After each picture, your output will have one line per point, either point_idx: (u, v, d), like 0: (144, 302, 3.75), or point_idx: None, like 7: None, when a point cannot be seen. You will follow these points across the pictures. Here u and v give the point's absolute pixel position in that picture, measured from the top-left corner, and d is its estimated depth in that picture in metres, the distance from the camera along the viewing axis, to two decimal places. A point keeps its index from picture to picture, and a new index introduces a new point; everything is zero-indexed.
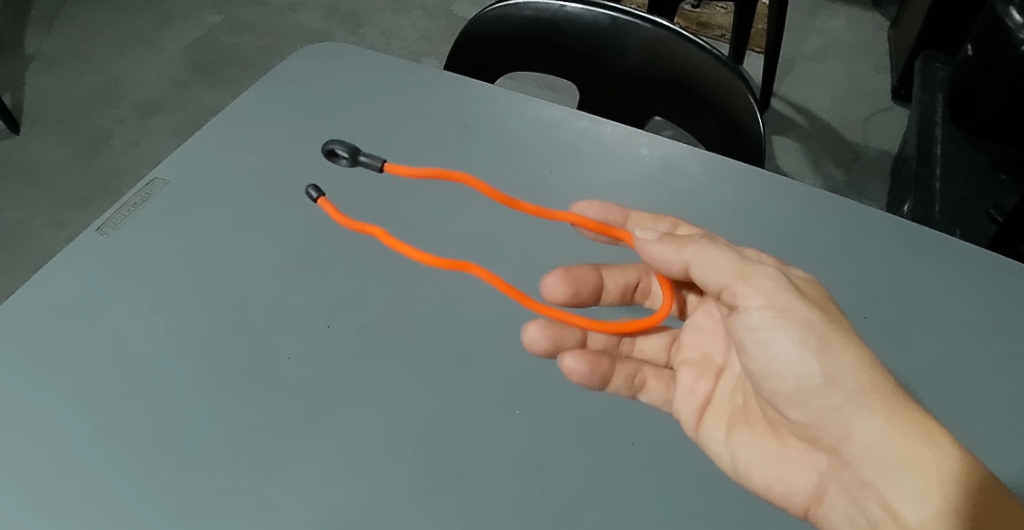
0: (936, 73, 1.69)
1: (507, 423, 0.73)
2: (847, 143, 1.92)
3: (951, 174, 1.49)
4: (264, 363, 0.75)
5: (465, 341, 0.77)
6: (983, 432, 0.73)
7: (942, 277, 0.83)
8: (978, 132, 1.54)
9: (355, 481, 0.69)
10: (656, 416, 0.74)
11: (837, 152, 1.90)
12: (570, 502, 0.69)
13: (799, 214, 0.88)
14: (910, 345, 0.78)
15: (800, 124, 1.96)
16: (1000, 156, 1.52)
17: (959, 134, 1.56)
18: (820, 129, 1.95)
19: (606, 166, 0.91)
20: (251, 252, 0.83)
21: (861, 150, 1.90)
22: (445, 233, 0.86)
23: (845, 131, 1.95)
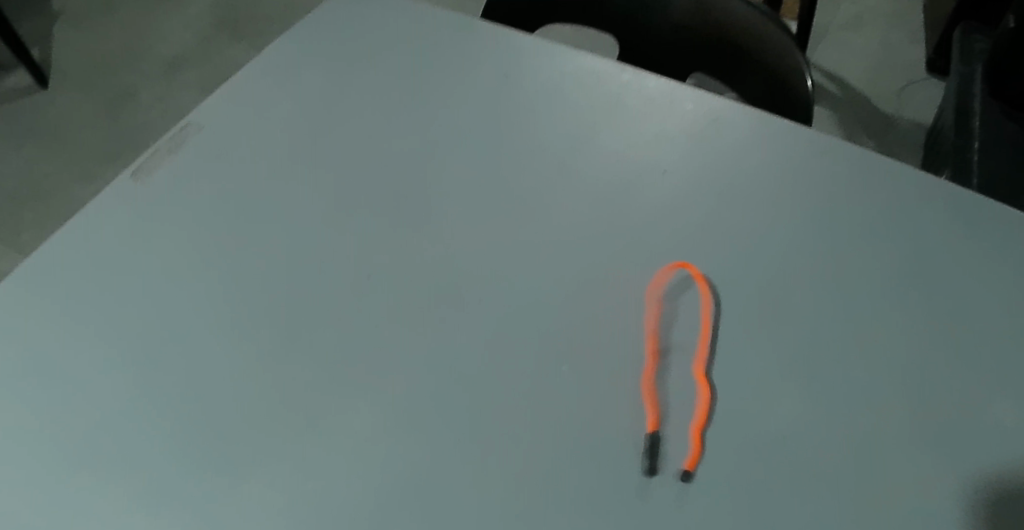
0: (975, 43, 1.63)
1: (547, 379, 0.71)
2: (880, 112, 1.89)
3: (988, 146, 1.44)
4: (304, 313, 0.74)
5: (502, 297, 0.76)
6: None
7: (998, 243, 0.78)
8: (1016, 105, 1.49)
9: (396, 439, 0.68)
10: (708, 378, 0.71)
11: (868, 120, 1.88)
12: (607, 462, 0.67)
13: (856, 174, 0.82)
14: (970, 310, 0.74)
15: (832, 92, 1.95)
16: None
17: (998, 107, 1.50)
18: (853, 99, 1.93)
19: (651, 124, 0.86)
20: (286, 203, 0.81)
21: (893, 120, 1.88)
22: (483, 186, 0.83)
23: (876, 102, 1.92)
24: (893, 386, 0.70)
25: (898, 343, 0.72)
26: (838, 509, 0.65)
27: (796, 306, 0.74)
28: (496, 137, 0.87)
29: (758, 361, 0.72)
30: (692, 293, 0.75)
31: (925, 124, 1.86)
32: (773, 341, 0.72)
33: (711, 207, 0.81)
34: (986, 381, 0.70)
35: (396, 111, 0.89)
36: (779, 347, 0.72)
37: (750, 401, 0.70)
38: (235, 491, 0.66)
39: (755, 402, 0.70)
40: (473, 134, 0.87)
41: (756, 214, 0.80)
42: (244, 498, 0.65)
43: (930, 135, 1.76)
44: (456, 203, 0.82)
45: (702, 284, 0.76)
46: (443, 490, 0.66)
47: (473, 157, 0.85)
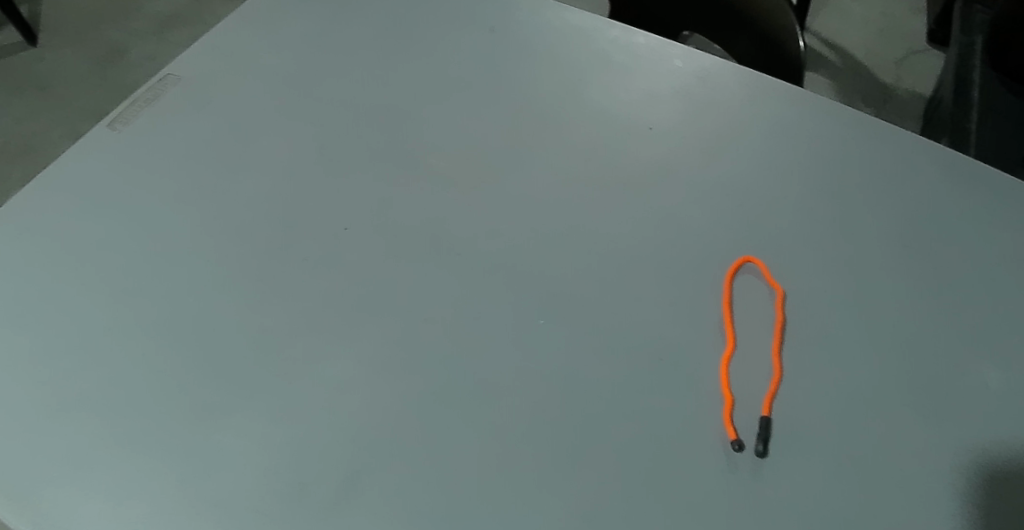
0: (976, 14, 1.58)
1: (528, 330, 0.68)
2: (879, 81, 1.86)
3: (991, 120, 1.39)
4: (279, 265, 0.71)
5: (485, 244, 0.72)
6: None
7: (995, 205, 0.76)
8: (1016, 76, 1.45)
9: (371, 388, 0.64)
10: (700, 335, 0.68)
11: (868, 89, 1.85)
12: (593, 414, 0.64)
13: (848, 135, 0.81)
14: (965, 271, 0.72)
15: (832, 60, 1.91)
16: None
17: (997, 78, 1.46)
18: (853, 67, 1.90)
19: (638, 80, 0.84)
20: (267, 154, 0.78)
21: (892, 90, 1.84)
22: (468, 135, 0.80)
23: (877, 72, 1.88)
24: (884, 345, 0.68)
25: (888, 304, 0.70)
26: (833, 471, 0.62)
27: (788, 264, 0.72)
28: (482, 87, 0.83)
29: (745, 318, 0.69)
30: (682, 248, 0.73)
31: (925, 95, 1.83)
32: (763, 301, 0.70)
33: (699, 163, 0.79)
34: (977, 342, 0.69)
35: (382, 60, 0.86)
36: (768, 307, 0.70)
37: (738, 361, 0.67)
38: (200, 444, 0.62)
39: (746, 361, 0.67)
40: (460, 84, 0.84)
41: (747, 173, 0.78)
42: (209, 452, 0.62)
43: (930, 104, 1.71)
44: (441, 154, 0.78)
45: (692, 240, 0.74)
46: (421, 445, 0.62)
47: (459, 107, 0.82)
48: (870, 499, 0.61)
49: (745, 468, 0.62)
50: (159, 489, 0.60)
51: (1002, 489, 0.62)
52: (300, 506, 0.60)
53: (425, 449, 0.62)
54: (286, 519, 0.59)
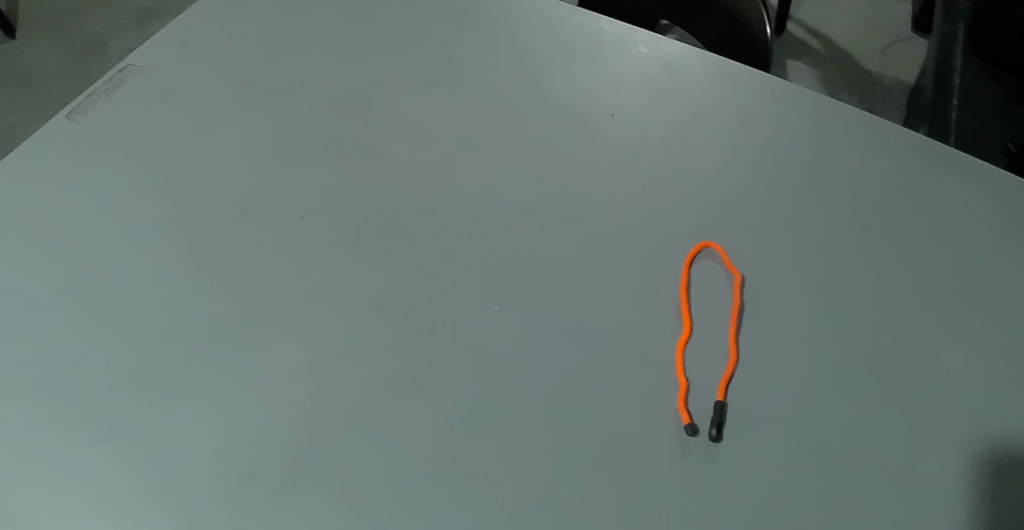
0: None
1: (483, 318, 0.67)
2: (863, 69, 1.86)
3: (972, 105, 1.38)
4: (234, 254, 0.71)
5: (442, 232, 0.72)
6: (986, 344, 0.68)
7: (955, 190, 0.76)
8: (998, 64, 1.44)
9: (324, 375, 0.64)
10: (656, 320, 0.68)
11: (851, 77, 1.85)
12: (547, 401, 0.64)
13: (809, 122, 0.81)
14: (922, 255, 0.73)
15: (815, 49, 1.91)
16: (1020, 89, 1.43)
17: (979, 66, 1.45)
18: (837, 55, 1.90)
19: (603, 67, 0.83)
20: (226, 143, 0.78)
21: (876, 78, 1.84)
22: (429, 120, 0.79)
23: (861, 60, 1.88)
24: (837, 331, 0.68)
25: (842, 291, 0.71)
26: (784, 455, 0.63)
27: (746, 251, 0.73)
28: (445, 72, 0.83)
29: (703, 303, 0.70)
30: (641, 234, 0.73)
31: (909, 82, 1.83)
32: (719, 287, 0.70)
33: (662, 149, 0.78)
34: (931, 327, 0.69)
35: (345, 46, 0.84)
36: (725, 293, 0.70)
37: (694, 346, 0.67)
38: (150, 434, 0.62)
39: (702, 346, 0.67)
40: (422, 70, 0.83)
41: (708, 159, 0.78)
42: (159, 441, 0.62)
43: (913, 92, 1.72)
44: (400, 142, 0.77)
45: (653, 226, 0.73)
46: (371, 434, 0.62)
47: (420, 93, 0.81)
48: (820, 483, 0.62)
49: (697, 453, 0.62)
50: (106, 480, 0.60)
51: (950, 472, 0.62)
52: (249, 496, 0.60)
53: (375, 438, 0.62)
54: (235, 509, 0.59)
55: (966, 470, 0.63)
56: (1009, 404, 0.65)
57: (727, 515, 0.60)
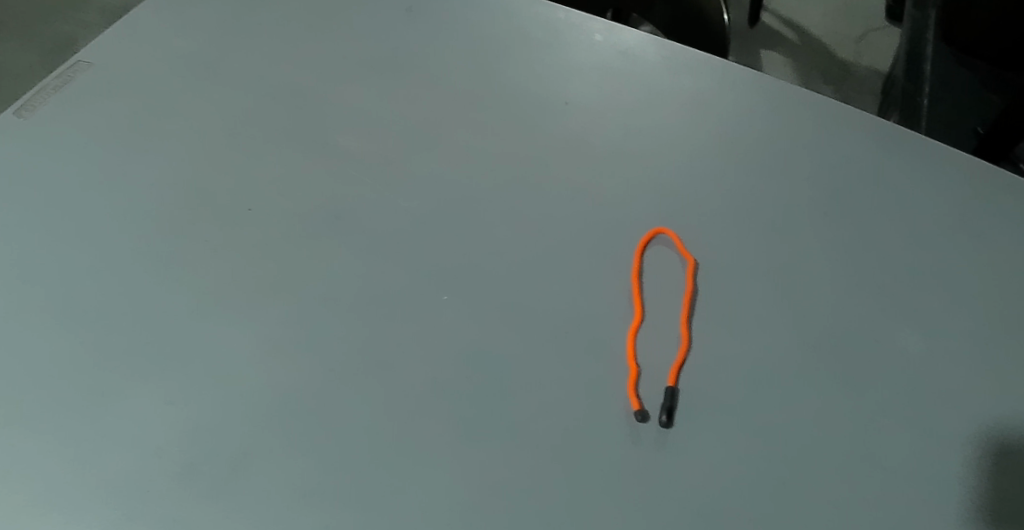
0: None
1: (430, 307, 0.67)
2: (837, 59, 1.87)
3: (943, 91, 1.36)
4: (181, 248, 0.70)
5: (389, 223, 0.71)
6: (936, 325, 0.69)
7: (908, 174, 0.77)
8: (971, 50, 1.39)
9: (269, 368, 0.64)
10: (606, 306, 0.68)
11: (826, 67, 1.86)
12: (495, 390, 0.63)
13: (764, 108, 0.81)
14: (875, 239, 0.73)
15: (790, 39, 1.92)
16: (990, 76, 1.38)
17: (951, 52, 1.40)
18: (812, 46, 1.90)
19: (558, 56, 0.83)
20: (176, 136, 0.77)
21: (851, 67, 1.85)
22: (380, 113, 0.78)
23: (836, 50, 1.89)
24: (790, 314, 0.69)
25: (796, 274, 0.71)
26: (732, 438, 0.63)
27: (699, 236, 0.73)
28: (398, 61, 0.82)
29: (655, 289, 0.69)
30: (594, 221, 0.73)
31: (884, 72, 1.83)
32: (672, 272, 0.70)
33: (616, 136, 0.78)
34: (883, 309, 0.69)
35: (298, 38, 0.83)
36: (678, 279, 0.70)
37: (645, 332, 0.67)
38: (93, 428, 0.61)
39: (652, 331, 0.67)
40: (375, 59, 0.82)
41: (663, 146, 0.78)
42: (102, 435, 0.61)
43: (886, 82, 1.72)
44: (351, 134, 0.77)
45: (605, 213, 0.73)
46: (315, 425, 0.61)
47: (373, 83, 0.80)
48: (767, 465, 0.62)
49: (645, 437, 0.62)
50: (48, 475, 0.59)
51: (895, 452, 0.63)
52: (192, 489, 0.59)
53: (319, 429, 0.61)
54: (178, 505, 0.58)
55: (911, 449, 0.63)
56: (953, 384, 0.66)
57: (674, 498, 0.60)
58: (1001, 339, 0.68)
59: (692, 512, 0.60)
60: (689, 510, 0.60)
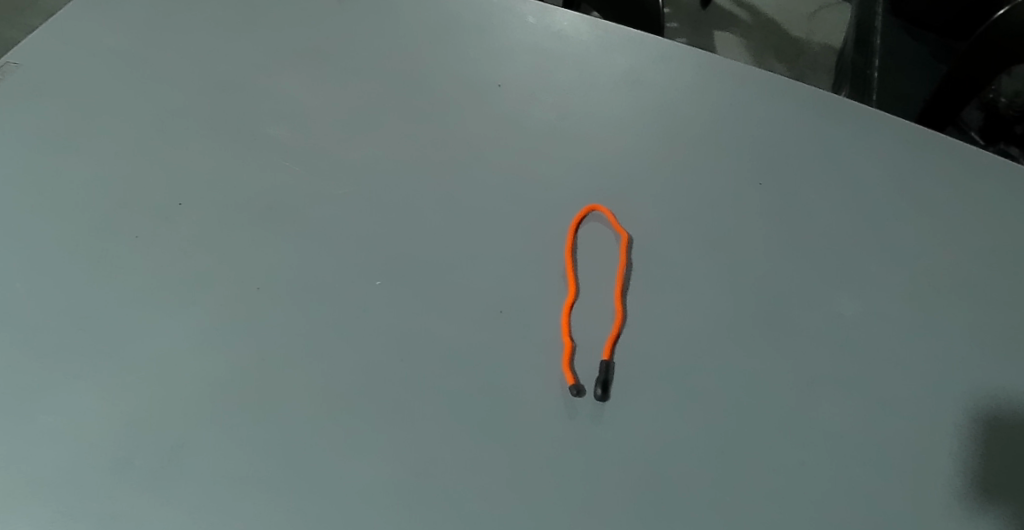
0: None
1: (363, 293, 0.67)
2: (790, 38, 1.83)
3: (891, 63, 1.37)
4: (111, 245, 0.69)
5: (321, 212, 0.71)
6: (861, 290, 0.71)
7: (834, 145, 0.78)
8: (919, 23, 1.44)
9: (201, 358, 0.63)
10: (540, 284, 0.69)
11: (780, 47, 1.82)
12: (431, 372, 0.64)
13: (696, 85, 0.82)
14: (802, 210, 0.75)
15: (742, 19, 1.87)
16: (939, 47, 1.40)
17: (900, 25, 1.45)
18: (763, 25, 1.86)
19: (490, 38, 0.83)
20: (102, 132, 0.76)
21: (804, 46, 1.82)
22: (312, 103, 0.78)
23: (788, 29, 1.86)
24: (721, 286, 0.70)
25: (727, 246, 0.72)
26: (664, 409, 0.64)
27: (632, 212, 0.74)
28: (329, 49, 0.81)
29: (589, 265, 0.70)
30: (528, 201, 0.73)
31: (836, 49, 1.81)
32: (606, 248, 0.71)
33: (550, 116, 0.78)
34: (811, 276, 0.71)
35: (228, 29, 0.83)
36: (612, 254, 0.71)
37: (580, 308, 0.68)
38: (22, 425, 0.61)
39: (586, 307, 0.68)
40: (306, 48, 0.81)
41: (596, 125, 0.78)
42: (32, 432, 0.60)
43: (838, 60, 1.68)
44: (283, 124, 0.76)
45: (538, 192, 0.74)
46: (249, 414, 0.61)
47: (304, 72, 0.80)
48: (699, 433, 0.64)
49: (581, 412, 0.63)
50: None
51: (822, 413, 0.65)
52: (122, 481, 0.59)
53: (253, 417, 0.61)
54: (109, 499, 0.58)
55: (838, 410, 0.65)
56: (878, 346, 0.68)
57: (609, 468, 0.62)
58: (923, 301, 0.70)
59: (627, 480, 0.61)
60: (624, 480, 0.61)
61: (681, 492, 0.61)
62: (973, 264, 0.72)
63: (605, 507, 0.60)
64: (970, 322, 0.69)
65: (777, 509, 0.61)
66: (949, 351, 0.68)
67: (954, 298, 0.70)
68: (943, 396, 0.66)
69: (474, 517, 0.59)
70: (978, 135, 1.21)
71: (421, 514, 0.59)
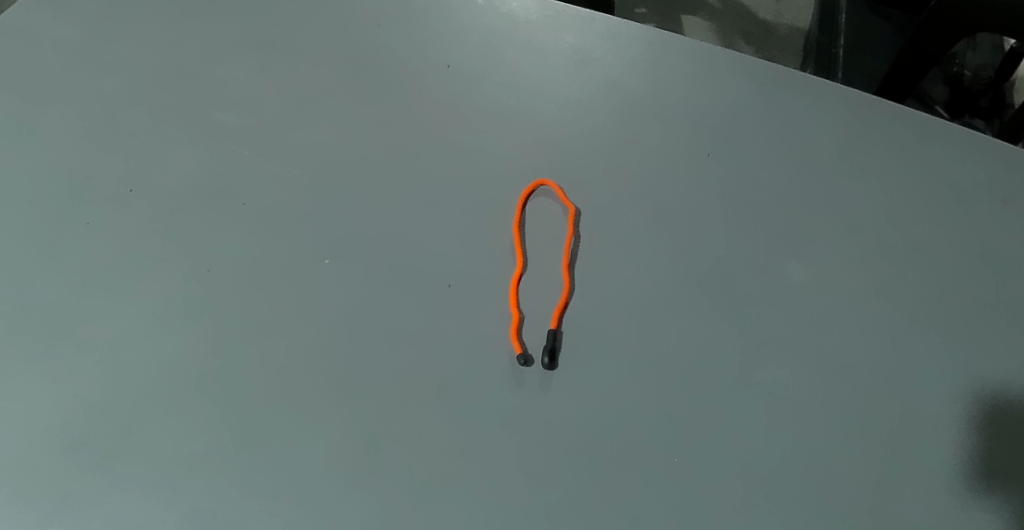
0: None
1: (316, 274, 0.70)
2: None
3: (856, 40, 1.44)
4: (64, 233, 0.70)
5: (274, 197, 0.73)
6: (793, 257, 0.74)
7: (775, 116, 0.81)
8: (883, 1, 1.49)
9: (160, 340, 0.66)
10: (487, 259, 0.72)
11: None
12: (384, 347, 0.67)
13: (644, 59, 0.82)
14: (742, 181, 0.77)
15: None
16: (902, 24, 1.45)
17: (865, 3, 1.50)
18: None
19: (438, 18, 0.83)
20: (49, 119, 0.76)
21: None
22: (262, 88, 0.78)
23: None
24: (661, 256, 0.74)
25: (668, 218, 0.75)
26: (604, 374, 0.68)
27: (577, 187, 0.76)
28: (277, 33, 0.82)
29: (535, 240, 0.74)
30: (475, 180, 0.75)
31: None
32: (551, 224, 0.74)
33: (498, 96, 0.79)
34: (748, 245, 0.75)
35: (173, 13, 0.82)
36: (557, 229, 0.74)
37: (526, 281, 0.72)
38: None
39: (533, 280, 0.72)
40: (253, 33, 0.82)
41: (545, 102, 0.79)
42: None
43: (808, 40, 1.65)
44: (232, 110, 0.77)
45: (485, 171, 0.76)
46: (208, 393, 0.65)
47: (251, 58, 0.80)
48: (638, 396, 0.68)
49: (527, 379, 0.67)
50: None
51: (751, 374, 0.69)
52: (84, 461, 0.62)
53: (213, 396, 0.65)
54: (73, 477, 0.62)
55: (767, 371, 0.69)
56: (807, 310, 0.72)
57: (550, 432, 0.66)
58: (852, 264, 0.74)
59: (569, 444, 0.66)
60: (565, 443, 0.66)
61: (620, 454, 0.66)
62: (901, 228, 0.76)
63: (546, 469, 0.65)
64: (894, 285, 0.74)
65: (707, 466, 0.66)
66: (873, 313, 0.72)
67: (881, 261, 0.75)
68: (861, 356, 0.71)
69: (424, 483, 0.63)
70: (943, 108, 1.29)
71: (374, 484, 0.63)
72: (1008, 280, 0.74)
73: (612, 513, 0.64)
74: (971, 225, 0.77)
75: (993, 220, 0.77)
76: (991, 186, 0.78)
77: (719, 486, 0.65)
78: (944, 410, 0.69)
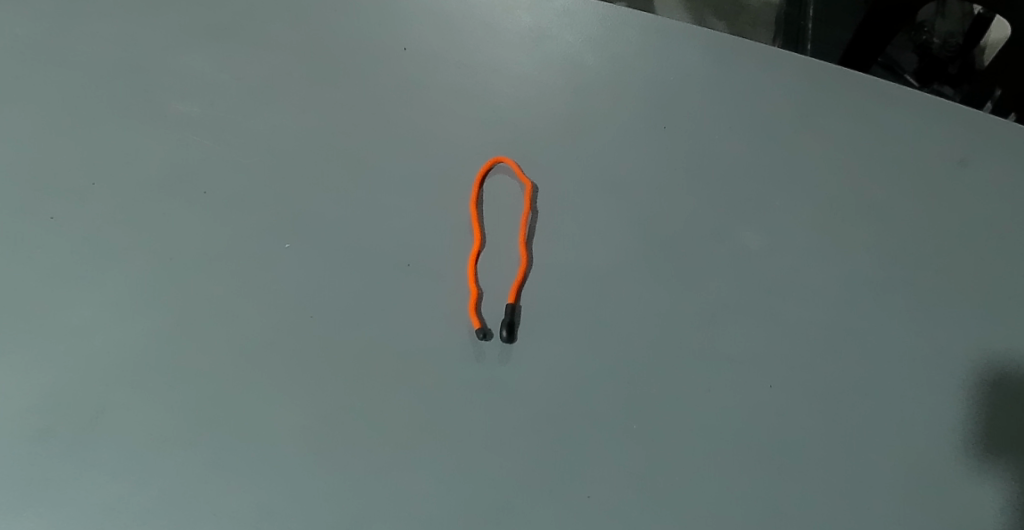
0: None
1: (278, 258, 0.71)
2: None
3: None
4: (28, 226, 0.71)
5: (235, 184, 0.74)
6: (747, 224, 0.76)
7: (728, 87, 0.82)
8: None
9: (125, 329, 0.68)
10: (446, 237, 0.73)
11: None
12: (348, 327, 0.69)
13: (599, 35, 0.83)
14: (696, 152, 0.79)
15: None
16: None
17: None
18: None
19: (395, 0, 0.83)
20: (7, 114, 0.76)
21: None
22: (220, 78, 0.79)
23: None
24: (618, 228, 0.75)
25: (624, 191, 0.77)
26: (564, 345, 0.70)
27: (534, 165, 0.77)
28: (234, 20, 0.82)
29: (492, 217, 0.75)
30: (434, 161, 0.77)
31: None
32: (508, 200, 0.76)
33: (455, 76, 0.80)
34: (702, 215, 0.76)
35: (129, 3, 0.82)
36: (515, 206, 0.75)
37: (484, 257, 0.73)
38: None
39: (491, 256, 0.74)
40: (209, 22, 0.82)
41: (502, 81, 0.80)
42: None
43: None
44: (191, 100, 0.78)
45: (443, 151, 0.77)
46: (177, 379, 0.66)
47: (208, 47, 0.80)
48: (597, 365, 0.70)
49: (487, 353, 0.69)
50: None
51: (707, 340, 0.71)
52: (57, 448, 0.64)
53: (181, 381, 0.66)
54: (46, 465, 0.63)
55: (722, 337, 0.72)
56: (760, 275, 0.74)
57: (512, 402, 0.68)
58: (805, 230, 0.76)
59: (531, 413, 0.67)
60: (527, 413, 0.67)
61: (582, 420, 0.68)
62: (852, 192, 0.78)
63: (509, 439, 0.66)
64: (846, 249, 0.76)
65: (665, 429, 0.68)
66: (824, 275, 0.75)
67: (834, 225, 0.77)
68: (812, 318, 0.73)
69: (389, 457, 0.65)
70: None
71: (340, 460, 0.65)
72: (957, 241, 0.77)
73: (574, 480, 0.66)
74: (924, 188, 0.79)
75: (939, 180, 0.79)
76: (943, 150, 0.80)
77: (676, 449, 0.68)
78: (893, 369, 0.72)
